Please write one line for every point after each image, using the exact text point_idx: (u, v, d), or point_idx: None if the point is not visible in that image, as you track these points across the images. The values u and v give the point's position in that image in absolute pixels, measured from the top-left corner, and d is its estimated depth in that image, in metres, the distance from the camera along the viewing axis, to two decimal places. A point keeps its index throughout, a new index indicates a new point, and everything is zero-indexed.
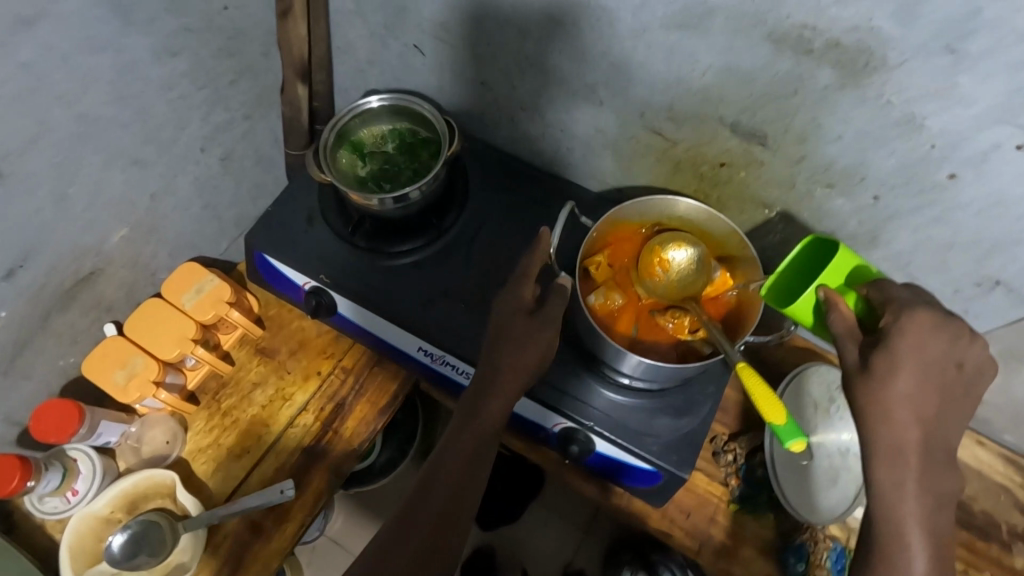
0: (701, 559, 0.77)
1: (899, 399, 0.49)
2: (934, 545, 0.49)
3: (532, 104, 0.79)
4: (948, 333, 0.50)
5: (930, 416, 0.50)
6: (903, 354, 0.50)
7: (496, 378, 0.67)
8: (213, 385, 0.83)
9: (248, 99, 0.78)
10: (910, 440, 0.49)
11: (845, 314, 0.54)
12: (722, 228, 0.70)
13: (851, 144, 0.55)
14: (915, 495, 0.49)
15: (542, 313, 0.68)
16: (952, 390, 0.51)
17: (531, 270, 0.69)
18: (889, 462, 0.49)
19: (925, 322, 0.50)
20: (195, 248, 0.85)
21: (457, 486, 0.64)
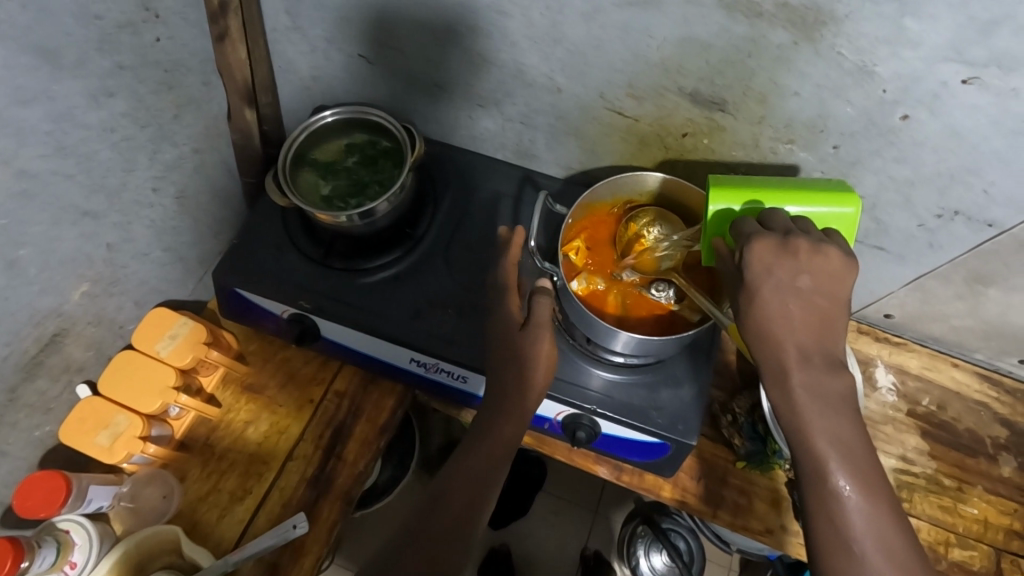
0: (718, 521, 0.78)
1: (766, 322, 0.52)
2: (840, 443, 0.51)
3: (489, 100, 0.78)
4: (792, 254, 0.52)
5: (800, 328, 0.51)
6: (755, 285, 0.52)
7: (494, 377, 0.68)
8: (203, 430, 0.80)
9: (196, 132, 0.75)
10: (788, 355, 0.51)
11: (726, 257, 0.57)
12: (695, 196, 0.72)
13: (809, 99, 0.57)
14: (809, 406, 0.51)
15: (530, 322, 0.67)
16: (817, 301, 0.52)
17: (510, 280, 0.69)
18: (777, 382, 0.52)
19: (767, 249, 0.53)
20: (162, 294, 0.81)
21: (462, 506, 0.63)
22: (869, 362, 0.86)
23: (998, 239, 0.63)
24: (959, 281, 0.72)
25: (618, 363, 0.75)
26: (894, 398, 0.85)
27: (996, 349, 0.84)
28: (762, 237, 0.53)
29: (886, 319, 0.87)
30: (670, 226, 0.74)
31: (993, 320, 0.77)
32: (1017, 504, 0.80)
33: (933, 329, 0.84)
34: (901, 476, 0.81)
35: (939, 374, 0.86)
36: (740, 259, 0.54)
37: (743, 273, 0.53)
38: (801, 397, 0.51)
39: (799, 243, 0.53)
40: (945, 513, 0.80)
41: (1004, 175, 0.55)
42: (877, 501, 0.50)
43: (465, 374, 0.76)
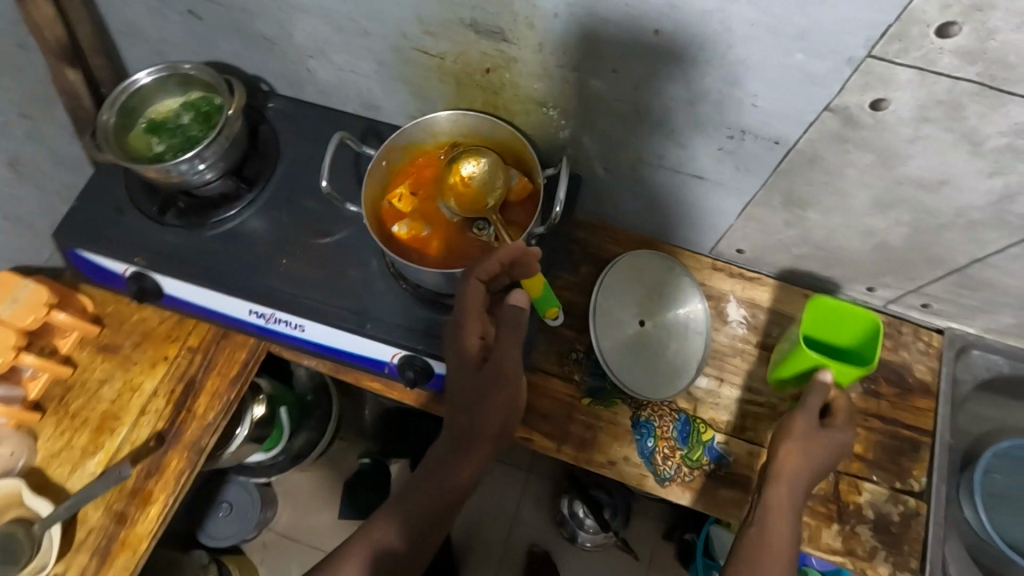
0: (561, 455, 0.80)
1: (802, 470, 0.69)
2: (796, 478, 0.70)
3: (314, 51, 0.78)
4: (819, 443, 0.71)
5: (814, 468, 0.70)
6: (794, 431, 0.72)
7: (472, 401, 0.68)
8: (58, 391, 0.82)
9: (18, 95, 0.76)
10: (801, 494, 0.69)
11: (814, 401, 0.72)
12: (504, 132, 0.71)
13: (569, 19, 0.57)
14: (789, 471, 0.69)
15: (494, 361, 0.67)
16: (815, 436, 0.71)
17: (470, 309, 0.68)
18: (790, 449, 0.70)
19: (830, 439, 0.71)
20: (12, 260, 0.83)
21: (426, 532, 0.68)
22: (723, 297, 0.87)
23: (789, 156, 0.63)
24: (777, 205, 0.72)
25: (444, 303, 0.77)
26: (744, 331, 0.86)
27: (844, 277, 0.84)
28: (804, 422, 0.72)
29: (740, 254, 0.87)
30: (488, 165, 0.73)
31: (828, 246, 0.77)
32: (862, 429, 0.81)
33: (782, 261, 0.85)
34: (747, 406, 0.82)
35: (794, 307, 0.86)
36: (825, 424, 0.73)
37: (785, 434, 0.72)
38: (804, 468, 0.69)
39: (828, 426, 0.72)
40: None
41: (762, 85, 0.56)
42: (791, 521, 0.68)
43: (302, 323, 0.77)
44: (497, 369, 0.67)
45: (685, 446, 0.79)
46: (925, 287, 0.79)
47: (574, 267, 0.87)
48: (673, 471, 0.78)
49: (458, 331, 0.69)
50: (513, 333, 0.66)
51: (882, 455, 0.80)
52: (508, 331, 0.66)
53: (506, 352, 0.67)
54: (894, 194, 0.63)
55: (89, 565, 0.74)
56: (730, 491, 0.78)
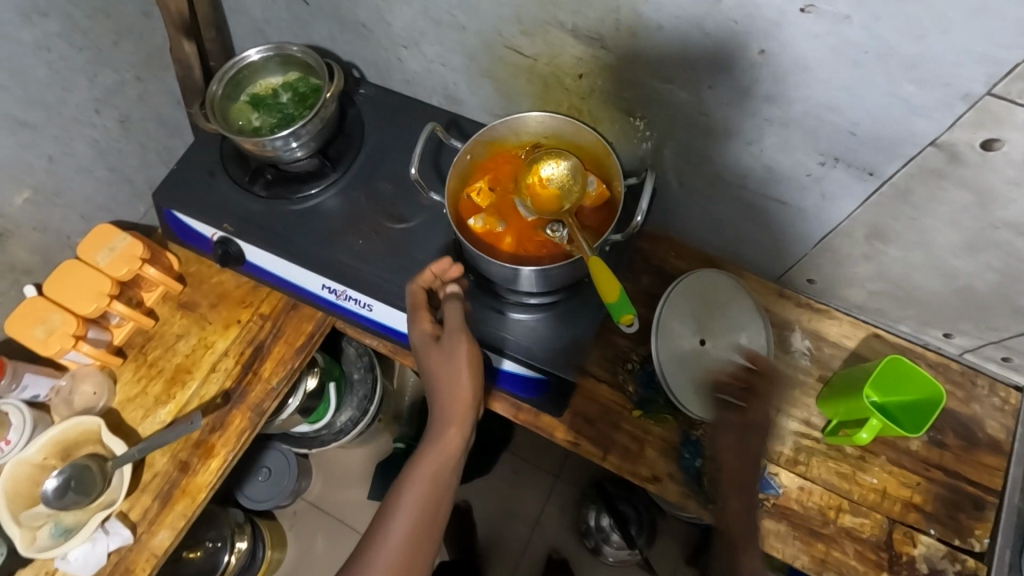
0: (606, 464, 0.80)
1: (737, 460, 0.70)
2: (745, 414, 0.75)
3: (409, 42, 0.81)
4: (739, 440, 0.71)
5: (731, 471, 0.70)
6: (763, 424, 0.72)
7: (433, 376, 0.70)
8: (139, 339, 0.87)
9: (136, 60, 0.81)
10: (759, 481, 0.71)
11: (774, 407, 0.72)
12: (589, 137, 0.72)
13: (671, 32, 0.57)
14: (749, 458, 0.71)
15: (447, 328, 0.70)
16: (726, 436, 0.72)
17: (417, 302, 0.73)
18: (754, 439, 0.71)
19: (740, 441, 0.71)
20: (111, 213, 0.89)
21: (428, 516, 0.65)
22: (787, 326, 0.85)
23: (881, 189, 0.62)
24: (858, 237, 0.70)
25: (509, 300, 0.79)
26: (806, 362, 0.84)
27: (918, 318, 0.80)
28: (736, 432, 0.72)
29: (809, 283, 0.85)
30: (569, 168, 0.73)
31: (908, 285, 0.74)
32: (921, 478, 0.78)
33: (853, 295, 0.82)
34: (800, 439, 0.81)
35: (860, 343, 0.84)
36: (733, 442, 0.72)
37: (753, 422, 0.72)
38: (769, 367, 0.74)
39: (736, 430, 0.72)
40: (842, 480, 0.78)
41: (863, 113, 0.54)
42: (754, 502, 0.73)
43: (370, 302, 0.81)
44: (454, 333, 0.70)
45: None
46: (1006, 339, 0.76)
47: (638, 277, 0.86)
48: None
49: (409, 325, 0.73)
50: (455, 303, 0.71)
51: (941, 508, 0.77)
52: (455, 305, 0.71)
53: (456, 321, 0.70)
54: (989, 239, 0.61)
55: (150, 507, 0.79)
56: (772, 523, 0.77)
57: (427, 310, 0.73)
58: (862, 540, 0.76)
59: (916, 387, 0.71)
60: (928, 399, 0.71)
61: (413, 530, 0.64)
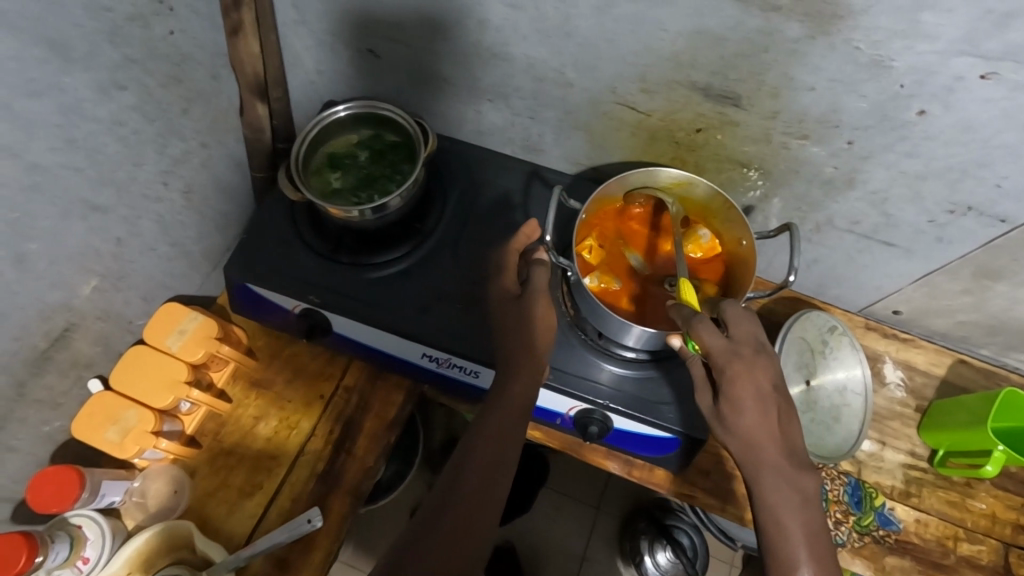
0: (726, 515, 0.78)
1: (749, 430, 0.57)
2: (797, 446, 0.58)
3: (498, 96, 0.78)
4: (752, 392, 0.57)
5: (760, 429, 0.57)
6: (744, 390, 0.57)
7: (500, 338, 0.70)
8: (212, 426, 0.80)
9: (204, 126, 0.76)
10: (766, 459, 0.57)
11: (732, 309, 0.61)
12: (704, 189, 0.70)
13: (823, 94, 0.58)
14: (756, 431, 0.57)
15: (528, 291, 0.71)
16: (749, 395, 0.57)
17: (507, 262, 0.73)
18: (761, 398, 0.57)
19: (749, 392, 0.57)
20: (170, 289, 0.82)
21: (493, 467, 0.64)
22: (878, 357, 0.86)
23: (1010, 234, 0.63)
24: (968, 276, 0.72)
25: (627, 357, 0.75)
26: (901, 393, 0.85)
27: (1003, 344, 0.83)
28: (724, 407, 0.58)
29: (894, 314, 0.87)
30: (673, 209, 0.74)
31: (1006, 316, 0.77)
32: None
33: (940, 324, 0.84)
34: (909, 470, 0.82)
35: (948, 370, 0.86)
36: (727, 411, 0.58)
37: (755, 366, 0.58)
38: (746, 395, 0.57)
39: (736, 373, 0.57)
40: (953, 508, 0.80)
41: (1016, 168, 0.56)
42: (828, 564, 0.54)
43: (476, 369, 0.75)
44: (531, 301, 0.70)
45: (858, 510, 0.79)
46: None
47: None
48: (845, 537, 0.77)
49: (490, 280, 0.74)
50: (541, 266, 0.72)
51: None
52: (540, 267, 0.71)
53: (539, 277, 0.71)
54: None
55: None
56: (897, 559, 0.77)
57: (511, 270, 0.73)
58: (981, 568, 0.77)
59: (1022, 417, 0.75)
60: None
61: (481, 480, 0.63)
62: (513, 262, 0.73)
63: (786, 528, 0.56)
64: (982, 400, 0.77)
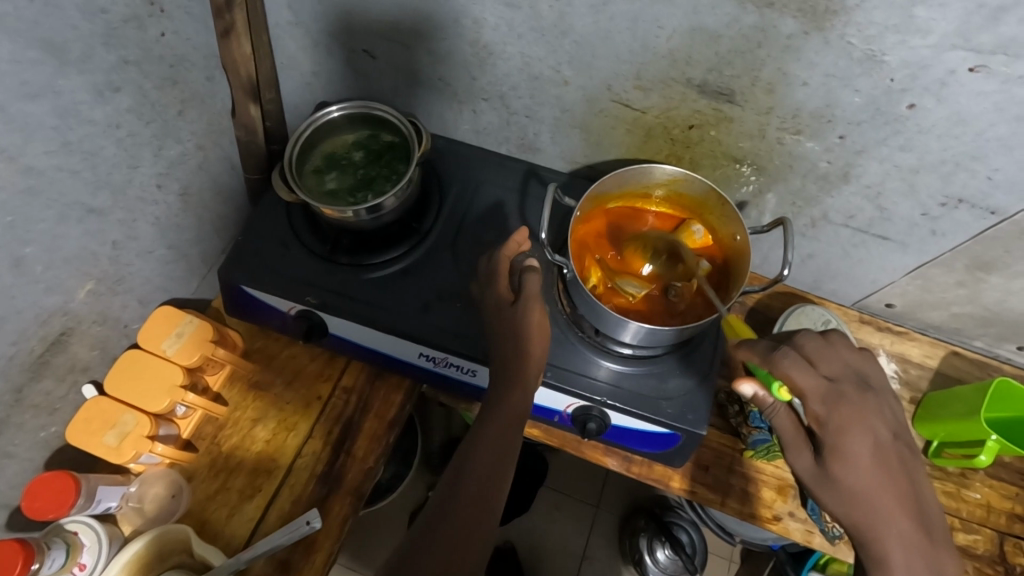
0: (726, 509, 0.79)
1: (864, 491, 0.54)
2: (922, 513, 0.54)
3: (494, 95, 0.78)
4: (868, 448, 0.54)
5: (877, 488, 0.54)
6: (856, 446, 0.54)
7: (495, 340, 0.69)
8: (210, 429, 0.80)
9: (198, 127, 0.76)
10: (884, 524, 0.53)
11: (817, 343, 0.58)
12: (699, 184, 0.70)
13: (817, 88, 0.58)
14: (874, 490, 0.54)
15: (522, 296, 0.69)
16: (863, 452, 0.54)
17: (501, 265, 0.72)
18: (879, 455, 0.54)
19: (863, 446, 0.54)
20: (166, 293, 0.81)
21: (491, 472, 0.65)
22: (872, 351, 0.87)
23: (1001, 225, 0.64)
24: (961, 268, 0.73)
25: (624, 354, 0.75)
26: (896, 386, 0.86)
27: (995, 335, 0.84)
28: (835, 464, 0.54)
29: (887, 307, 0.88)
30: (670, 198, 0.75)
31: (997, 307, 0.78)
32: (1018, 488, 0.81)
33: (933, 317, 0.85)
34: None
35: (942, 362, 0.87)
36: (836, 467, 0.54)
37: (866, 416, 0.55)
38: (862, 448, 0.54)
39: (843, 422, 0.54)
40: (950, 499, 0.80)
41: (1009, 161, 0.57)
42: None
43: (474, 368, 0.75)
44: (529, 305, 0.69)
45: None
46: None
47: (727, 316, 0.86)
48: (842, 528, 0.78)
49: (484, 287, 0.72)
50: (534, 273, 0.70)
51: None
52: (533, 273, 0.69)
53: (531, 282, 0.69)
54: None
55: None
56: None
57: (506, 276, 0.71)
58: (978, 557, 0.78)
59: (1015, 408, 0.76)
60: None
61: (481, 484, 0.64)
62: (506, 266, 0.72)
63: None
64: (976, 391, 0.78)
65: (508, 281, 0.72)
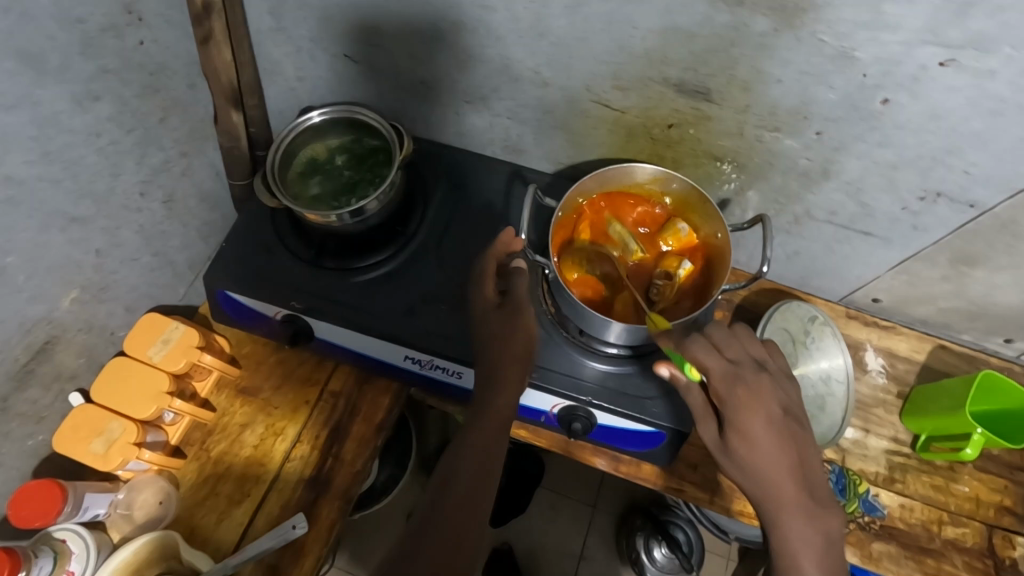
0: (715, 507, 0.79)
1: (762, 465, 0.55)
2: (819, 488, 0.56)
3: (475, 97, 0.78)
4: (765, 424, 0.56)
5: (775, 464, 0.55)
6: (752, 423, 0.56)
7: (480, 342, 0.69)
8: (199, 435, 0.80)
9: (181, 134, 0.76)
10: (781, 497, 0.55)
11: (721, 331, 0.61)
12: (680, 183, 0.71)
13: (792, 86, 0.58)
14: (772, 466, 0.55)
15: (510, 299, 0.70)
16: (762, 428, 0.56)
17: (489, 268, 0.71)
18: (778, 432, 0.56)
19: (759, 423, 0.56)
20: (152, 300, 0.81)
21: (478, 476, 0.65)
22: (860, 346, 0.87)
23: (981, 219, 0.64)
24: (945, 262, 0.73)
25: (609, 353, 0.75)
26: (884, 380, 0.86)
27: (982, 329, 0.84)
28: (736, 440, 0.57)
29: (874, 302, 0.88)
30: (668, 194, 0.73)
31: (982, 301, 0.78)
32: (1007, 481, 0.81)
33: (921, 311, 0.85)
34: (893, 456, 0.83)
35: (930, 356, 0.87)
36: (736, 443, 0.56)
37: (761, 394, 0.57)
38: (758, 425, 0.56)
39: (740, 399, 0.57)
40: (938, 493, 0.81)
41: (985, 155, 0.57)
42: None
43: (460, 370, 0.75)
44: (517, 309, 0.69)
45: (843, 498, 0.79)
46: None
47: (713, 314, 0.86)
48: None
49: (474, 288, 0.72)
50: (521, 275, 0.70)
51: None
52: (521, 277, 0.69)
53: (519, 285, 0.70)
54: None
55: None
56: (883, 545, 0.78)
57: (493, 277, 0.71)
58: (967, 550, 0.78)
59: (995, 403, 0.77)
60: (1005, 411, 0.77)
61: (468, 488, 0.64)
62: (494, 268, 0.72)
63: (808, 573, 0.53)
64: (962, 383, 0.78)
65: (495, 283, 0.71)
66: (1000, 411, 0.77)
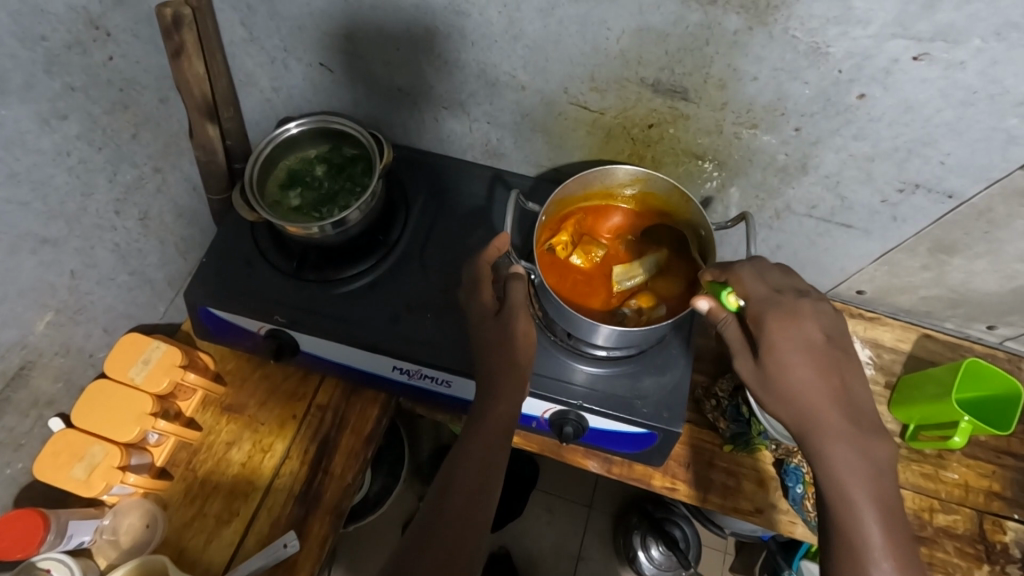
0: (709, 504, 0.79)
1: (800, 390, 0.57)
2: (856, 410, 0.58)
3: (454, 103, 0.78)
4: (801, 349, 0.58)
5: (812, 389, 0.57)
6: (788, 349, 0.57)
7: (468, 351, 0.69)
8: (184, 455, 0.78)
9: (155, 150, 0.75)
10: (820, 422, 0.57)
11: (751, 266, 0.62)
12: (661, 182, 0.71)
13: (767, 82, 0.58)
14: (809, 392, 0.57)
15: (505, 306, 0.68)
16: (795, 353, 0.57)
17: (482, 274, 0.71)
18: (813, 359, 0.58)
19: (794, 349, 0.58)
20: (132, 320, 0.80)
21: (474, 487, 0.64)
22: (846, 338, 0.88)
23: (959, 209, 0.65)
24: (925, 252, 0.73)
25: (599, 356, 0.74)
26: (871, 371, 0.86)
27: (964, 316, 0.85)
28: (774, 368, 0.58)
29: (858, 294, 0.88)
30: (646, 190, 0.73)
31: (963, 288, 0.79)
32: (995, 466, 0.82)
33: (903, 301, 0.86)
34: None
35: (914, 346, 0.87)
36: (773, 371, 0.58)
37: (794, 321, 0.58)
38: (794, 353, 0.57)
39: (777, 326, 0.58)
40: (928, 480, 0.81)
41: (959, 145, 0.58)
42: (897, 528, 0.54)
43: (449, 379, 0.74)
44: (512, 316, 0.67)
45: None
46: None
47: None
48: None
49: (468, 296, 0.71)
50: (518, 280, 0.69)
51: (1018, 492, 0.81)
52: (517, 282, 0.68)
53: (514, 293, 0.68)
54: None
55: None
56: None
57: (489, 282, 0.70)
58: (959, 537, 0.78)
59: (980, 389, 0.78)
60: (990, 397, 0.78)
61: (465, 500, 0.63)
62: (490, 273, 0.71)
63: (853, 494, 0.55)
64: (947, 370, 0.78)
65: (491, 289, 0.71)
66: (984, 397, 0.78)
